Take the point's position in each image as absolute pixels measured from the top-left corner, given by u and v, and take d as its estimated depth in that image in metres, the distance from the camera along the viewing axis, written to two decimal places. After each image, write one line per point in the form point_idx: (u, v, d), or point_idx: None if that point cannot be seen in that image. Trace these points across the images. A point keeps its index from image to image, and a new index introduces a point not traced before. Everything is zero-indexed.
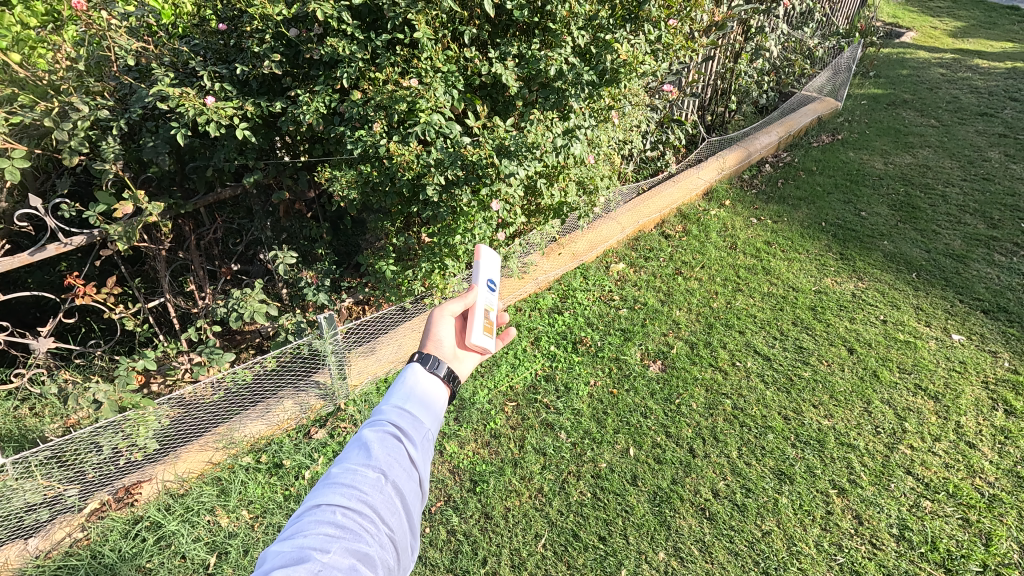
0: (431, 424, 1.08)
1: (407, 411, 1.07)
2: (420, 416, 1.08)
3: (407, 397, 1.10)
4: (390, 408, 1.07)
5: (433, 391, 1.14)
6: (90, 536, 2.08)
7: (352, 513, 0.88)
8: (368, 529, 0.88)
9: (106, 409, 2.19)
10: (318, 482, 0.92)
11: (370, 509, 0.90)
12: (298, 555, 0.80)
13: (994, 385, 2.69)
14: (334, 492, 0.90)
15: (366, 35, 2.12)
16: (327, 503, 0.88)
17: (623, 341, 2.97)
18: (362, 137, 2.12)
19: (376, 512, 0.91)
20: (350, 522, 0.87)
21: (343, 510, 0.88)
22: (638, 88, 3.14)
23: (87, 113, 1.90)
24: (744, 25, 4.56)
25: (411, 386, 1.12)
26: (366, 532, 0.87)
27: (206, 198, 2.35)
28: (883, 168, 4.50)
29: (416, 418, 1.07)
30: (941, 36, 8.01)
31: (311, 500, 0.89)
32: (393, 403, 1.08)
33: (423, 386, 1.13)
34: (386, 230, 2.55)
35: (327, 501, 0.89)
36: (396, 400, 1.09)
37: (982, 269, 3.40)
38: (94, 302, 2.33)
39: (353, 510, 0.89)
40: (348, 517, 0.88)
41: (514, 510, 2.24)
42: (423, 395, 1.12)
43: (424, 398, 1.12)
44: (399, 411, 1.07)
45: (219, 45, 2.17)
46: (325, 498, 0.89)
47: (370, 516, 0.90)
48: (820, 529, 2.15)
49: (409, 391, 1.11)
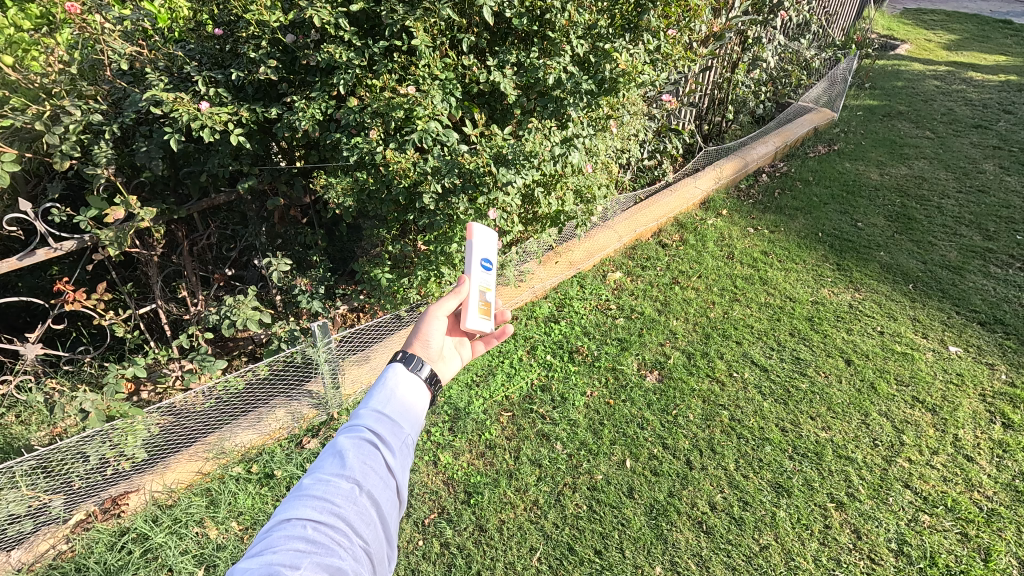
0: (410, 429, 1.06)
1: (385, 415, 1.04)
2: (399, 422, 1.05)
3: (388, 401, 1.07)
4: (368, 413, 1.04)
5: (415, 393, 1.12)
6: (74, 549, 2.04)
7: (324, 527, 0.85)
8: (342, 542, 0.85)
9: (94, 418, 2.14)
10: (288, 494, 0.89)
11: (342, 522, 0.88)
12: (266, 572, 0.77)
13: (991, 398, 2.68)
14: (305, 505, 0.87)
15: (364, 41, 2.11)
16: (297, 517, 0.85)
17: (619, 351, 2.95)
18: (358, 144, 2.10)
19: (349, 524, 0.88)
20: (321, 537, 0.84)
21: (314, 524, 0.85)
22: (637, 98, 3.14)
23: (79, 117, 1.88)
24: (741, 35, 4.59)
25: (393, 388, 1.10)
26: (338, 546, 0.85)
27: (199, 204, 2.32)
28: (879, 179, 4.52)
29: (395, 423, 1.04)
30: (935, 48, 8.09)
31: (281, 515, 0.86)
32: (372, 407, 1.05)
33: (405, 388, 1.11)
34: (382, 237, 2.52)
35: (297, 514, 0.86)
36: (375, 404, 1.06)
37: (978, 281, 3.40)
38: (84, 308, 2.29)
39: (324, 524, 0.86)
40: (319, 532, 0.85)
41: (508, 523, 2.21)
42: (404, 398, 1.09)
43: (404, 402, 1.09)
44: (377, 415, 1.04)
45: (215, 50, 2.15)
46: (295, 511, 0.86)
47: (342, 530, 0.87)
48: (818, 544, 2.12)
49: (390, 393, 1.09)
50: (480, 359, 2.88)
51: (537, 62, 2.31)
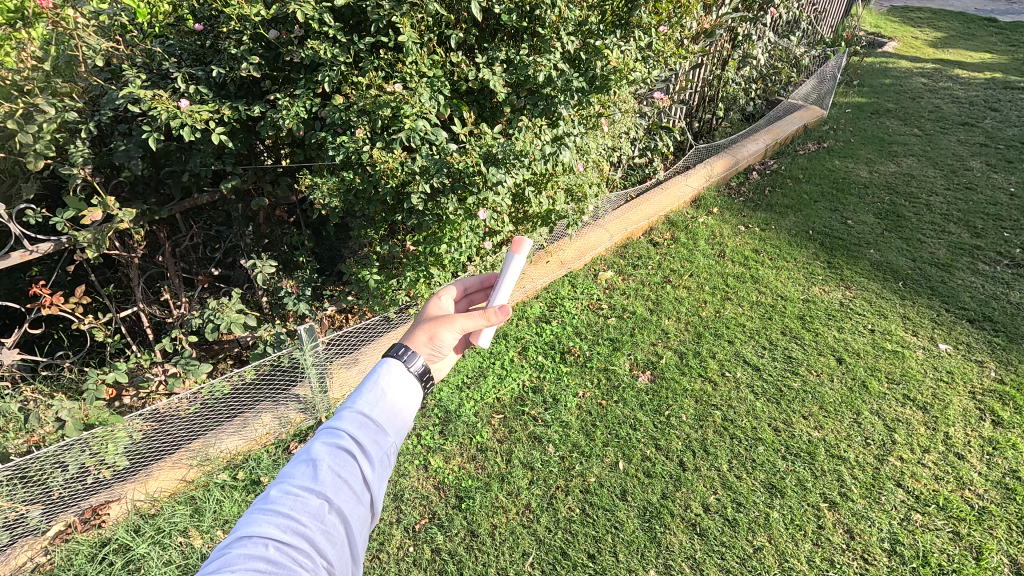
0: (392, 439, 1.02)
1: (368, 421, 1.01)
2: (381, 429, 1.01)
3: (374, 403, 1.03)
4: (349, 417, 1.00)
5: (405, 396, 1.08)
6: (53, 561, 1.98)
7: (286, 547, 0.82)
8: (305, 564, 0.82)
9: (72, 427, 2.09)
10: (252, 507, 0.86)
11: (308, 540, 0.85)
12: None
13: (981, 395, 2.69)
14: (268, 521, 0.84)
15: (349, 38, 2.06)
16: (259, 535, 0.82)
17: (611, 351, 2.93)
18: (343, 144, 2.04)
19: (313, 544, 0.85)
20: (283, 557, 0.81)
21: (277, 543, 0.82)
22: (628, 95, 3.10)
23: (53, 115, 1.81)
24: (732, 32, 4.58)
25: (379, 390, 1.06)
26: (299, 567, 0.82)
27: (181, 204, 2.27)
28: (868, 177, 4.53)
29: (379, 430, 1.01)
30: (921, 45, 8.15)
31: (241, 530, 0.83)
32: (356, 410, 1.01)
33: (395, 390, 1.07)
34: (370, 238, 2.45)
35: (259, 531, 0.82)
36: (358, 407, 1.02)
37: (967, 278, 3.41)
38: (62, 312, 2.23)
39: (288, 544, 0.83)
40: (281, 552, 0.82)
41: (500, 527, 2.18)
42: (393, 401, 1.05)
43: (391, 405, 1.05)
44: (359, 420, 1.00)
45: (196, 46, 2.09)
46: (256, 528, 0.83)
47: (306, 551, 0.84)
48: (812, 544, 2.11)
49: (377, 396, 1.05)
50: (471, 361, 2.85)
51: (527, 59, 2.27)
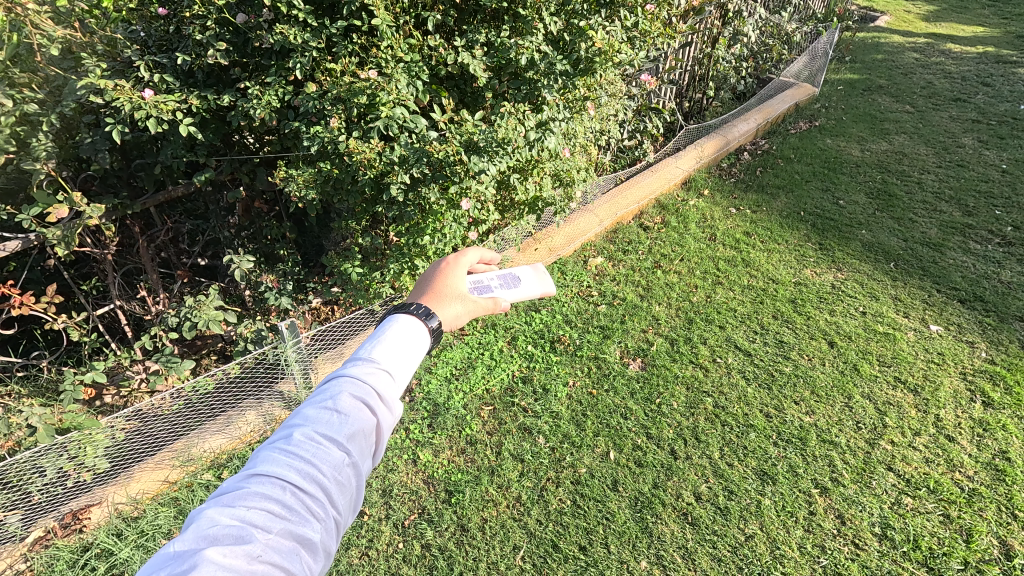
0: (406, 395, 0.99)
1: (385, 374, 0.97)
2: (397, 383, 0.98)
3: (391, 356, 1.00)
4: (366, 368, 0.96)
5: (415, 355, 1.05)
6: (32, 568, 1.94)
7: (302, 493, 0.78)
8: (318, 513, 0.79)
9: (47, 431, 2.03)
10: (269, 447, 0.81)
11: (323, 488, 0.81)
12: (236, 534, 0.72)
13: (972, 376, 2.69)
14: (286, 463, 0.80)
15: (320, 22, 1.97)
16: (276, 476, 0.78)
17: (601, 339, 2.89)
18: (318, 134, 1.97)
19: (328, 493, 0.81)
20: (298, 503, 0.78)
21: (293, 488, 0.78)
22: (615, 78, 3.02)
23: (11, 107, 1.72)
24: (721, 9, 4.48)
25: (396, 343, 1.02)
26: (312, 516, 0.78)
27: (155, 197, 2.20)
28: (860, 155, 4.48)
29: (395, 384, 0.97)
30: (914, 19, 8.05)
31: (257, 470, 0.79)
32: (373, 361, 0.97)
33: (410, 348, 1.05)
34: (352, 230, 2.39)
35: (275, 473, 0.78)
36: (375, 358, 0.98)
37: (958, 258, 3.39)
38: (34, 312, 2.15)
39: (303, 490, 0.79)
40: (297, 498, 0.78)
41: (490, 521, 2.16)
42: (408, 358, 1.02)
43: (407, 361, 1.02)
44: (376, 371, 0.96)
45: (161, 32, 2.00)
46: (273, 469, 0.79)
47: (321, 499, 0.80)
48: (803, 531, 2.11)
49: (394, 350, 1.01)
50: (459, 352, 2.81)
51: (508, 41, 2.19)
